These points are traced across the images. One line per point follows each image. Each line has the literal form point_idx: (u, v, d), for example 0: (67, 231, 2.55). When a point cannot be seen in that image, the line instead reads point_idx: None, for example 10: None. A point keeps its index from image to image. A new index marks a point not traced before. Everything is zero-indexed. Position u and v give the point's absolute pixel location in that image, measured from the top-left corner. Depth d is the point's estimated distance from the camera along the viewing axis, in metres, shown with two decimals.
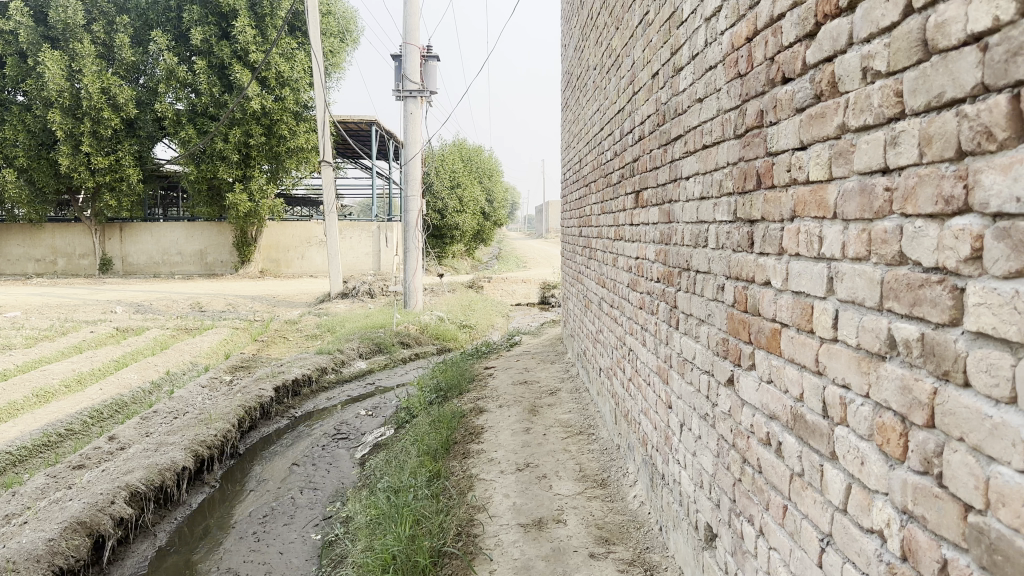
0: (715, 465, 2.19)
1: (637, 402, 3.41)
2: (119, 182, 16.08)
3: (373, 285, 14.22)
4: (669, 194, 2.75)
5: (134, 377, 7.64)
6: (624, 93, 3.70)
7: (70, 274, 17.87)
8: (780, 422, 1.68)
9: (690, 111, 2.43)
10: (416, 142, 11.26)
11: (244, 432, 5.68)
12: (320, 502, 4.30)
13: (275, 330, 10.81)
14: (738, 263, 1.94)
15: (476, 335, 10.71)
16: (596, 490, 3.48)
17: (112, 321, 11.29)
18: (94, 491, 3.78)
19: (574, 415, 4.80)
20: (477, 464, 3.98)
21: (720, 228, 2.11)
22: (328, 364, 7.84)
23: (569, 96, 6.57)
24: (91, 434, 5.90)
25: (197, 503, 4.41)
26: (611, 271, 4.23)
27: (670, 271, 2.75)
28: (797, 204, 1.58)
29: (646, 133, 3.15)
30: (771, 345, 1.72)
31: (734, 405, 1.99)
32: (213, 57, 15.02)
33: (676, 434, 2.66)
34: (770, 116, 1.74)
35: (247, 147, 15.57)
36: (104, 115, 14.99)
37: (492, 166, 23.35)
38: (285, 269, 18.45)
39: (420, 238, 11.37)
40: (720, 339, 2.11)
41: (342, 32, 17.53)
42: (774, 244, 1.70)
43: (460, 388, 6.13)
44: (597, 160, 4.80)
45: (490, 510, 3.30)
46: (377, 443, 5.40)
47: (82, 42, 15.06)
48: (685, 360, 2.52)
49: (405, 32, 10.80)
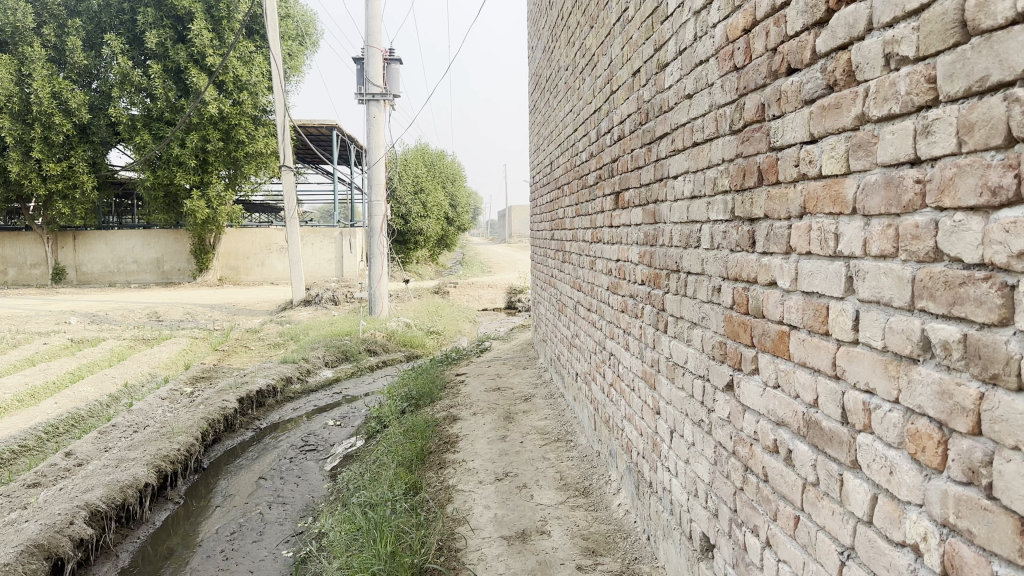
0: (711, 474, 2.11)
1: (619, 408, 3.33)
2: (72, 189, 15.62)
3: (337, 292, 13.98)
4: (655, 193, 2.67)
5: (90, 390, 7.37)
6: (601, 92, 3.63)
7: (20, 284, 17.29)
8: (790, 429, 1.61)
9: (678, 108, 2.35)
10: (380, 146, 11.11)
11: (208, 445, 5.49)
12: (290, 518, 4.15)
13: (235, 339, 10.55)
14: (737, 265, 1.87)
15: (444, 341, 10.57)
16: (579, 499, 3.38)
17: (66, 332, 10.91)
18: (51, 512, 3.57)
19: (551, 421, 4.71)
20: (454, 475, 3.87)
21: (715, 227, 2.04)
22: (293, 374, 7.65)
23: (538, 98, 6.51)
24: (47, 450, 5.65)
25: (161, 521, 4.22)
26: (588, 274, 4.16)
27: (656, 273, 2.67)
28: (807, 200, 1.50)
29: (627, 133, 3.08)
30: (778, 347, 1.65)
31: (734, 412, 1.92)
32: (168, 61, 14.66)
33: (665, 440, 2.58)
34: (773, 109, 1.66)
35: (204, 152, 15.22)
36: (55, 121, 14.54)
37: (455, 170, 23.22)
38: (244, 277, 18.09)
39: (385, 243, 11.20)
40: (716, 342, 2.03)
41: (301, 35, 17.27)
42: (779, 243, 1.63)
43: (431, 395, 6.01)
44: (570, 162, 4.73)
45: (470, 523, 3.19)
46: (347, 454, 5.24)
47: (31, 45, 14.60)
48: (675, 364, 2.44)
49: (367, 35, 10.66)
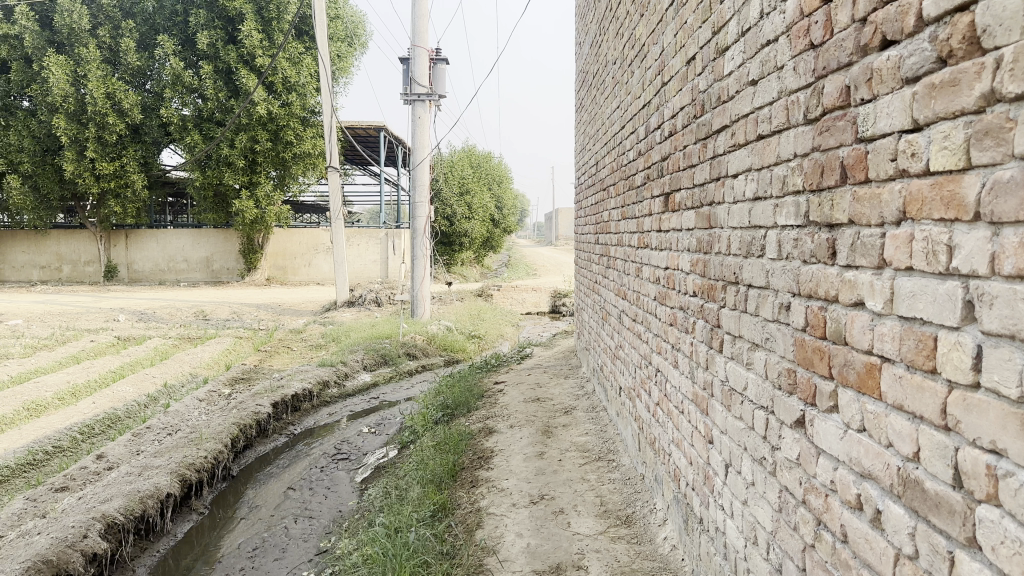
0: (774, 522, 1.81)
1: (667, 431, 3.03)
2: (124, 188, 15.79)
3: (380, 293, 13.85)
4: (710, 195, 2.37)
5: (130, 390, 7.30)
6: (651, 85, 3.34)
7: (74, 281, 17.61)
8: (879, 485, 1.31)
9: (740, 97, 2.06)
10: (424, 147, 10.92)
11: (239, 452, 5.34)
12: (315, 535, 3.95)
13: (279, 339, 10.47)
14: (813, 278, 1.57)
15: (485, 346, 10.33)
16: (620, 529, 3.08)
17: (113, 329, 10.96)
18: (65, 524, 3.39)
19: (592, 437, 4.42)
20: (486, 495, 3.61)
21: (783, 234, 1.74)
22: (330, 377, 7.47)
23: (584, 95, 6.22)
24: (81, 451, 5.56)
25: (183, 533, 4.03)
26: (634, 282, 3.86)
27: (710, 285, 2.38)
28: (909, 202, 1.21)
29: (679, 128, 2.79)
30: (865, 384, 1.35)
31: (805, 454, 1.62)
32: (219, 62, 14.76)
33: (719, 475, 2.28)
34: (861, 92, 1.37)
35: (253, 153, 15.31)
36: (109, 120, 14.72)
37: (501, 172, 22.99)
38: (291, 277, 18.15)
39: (428, 245, 10.96)
40: (784, 371, 1.73)
41: (349, 36, 17.24)
42: (870, 255, 1.33)
43: (467, 406, 5.74)
44: (617, 162, 4.44)
45: (500, 554, 2.93)
46: (379, 465, 5.03)
47: (87, 46, 14.81)
48: (732, 390, 2.13)
49: (413, 34, 10.48)
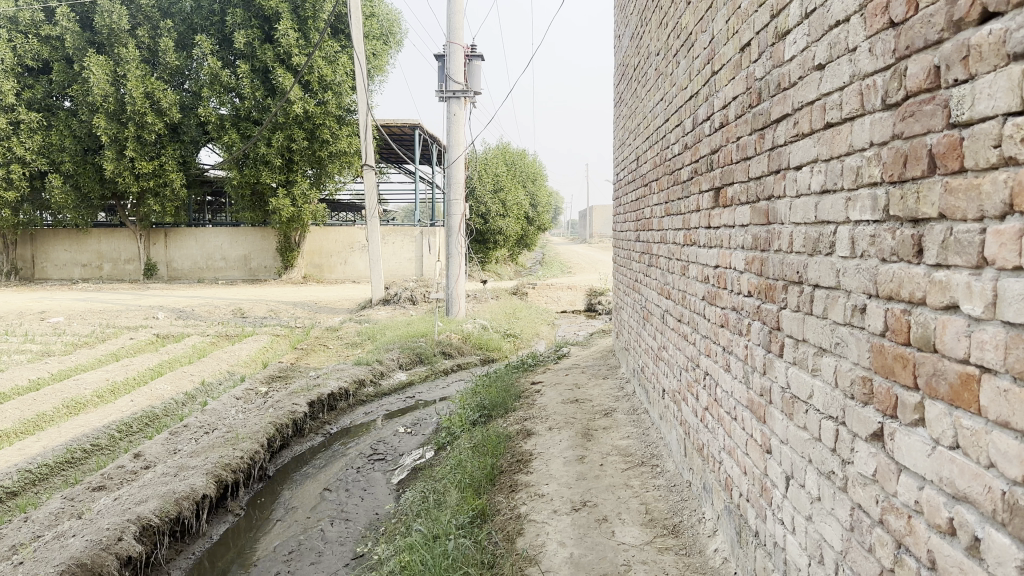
0: (845, 541, 1.68)
1: (716, 438, 2.89)
2: (163, 187, 15.93)
3: (416, 291, 13.81)
4: (768, 188, 2.24)
5: (167, 387, 7.33)
6: (699, 76, 3.21)
7: (115, 279, 17.89)
8: (978, 509, 1.17)
9: (804, 83, 1.92)
10: (459, 145, 10.83)
11: (276, 452, 5.30)
12: (351, 538, 3.88)
13: (314, 337, 10.48)
14: (894, 278, 1.43)
15: (521, 345, 10.22)
16: (668, 539, 2.96)
17: (152, 327, 11.07)
18: (100, 527, 3.35)
19: (634, 441, 4.29)
20: (525, 501, 3.51)
21: (858, 230, 1.61)
22: (366, 376, 7.42)
23: (623, 89, 6.09)
24: (118, 449, 5.58)
25: (219, 535, 4.00)
26: (679, 281, 3.73)
27: (767, 285, 2.25)
28: (1016, 194, 1.07)
29: (731, 120, 2.66)
30: (957, 396, 1.22)
31: (883, 470, 1.48)
32: (256, 61, 14.87)
33: (779, 487, 2.14)
34: (954, 71, 1.23)
35: (290, 151, 15.41)
36: (148, 120, 14.89)
37: (536, 170, 22.88)
38: (328, 275, 18.23)
39: (463, 243, 10.87)
40: (858, 379, 1.59)
41: (384, 34, 17.26)
42: (967, 253, 1.19)
43: (505, 406, 5.63)
44: (660, 156, 4.31)
45: (543, 564, 2.83)
46: (415, 466, 4.96)
47: (127, 47, 15.01)
48: (795, 398, 2.00)
49: (449, 31, 10.42)
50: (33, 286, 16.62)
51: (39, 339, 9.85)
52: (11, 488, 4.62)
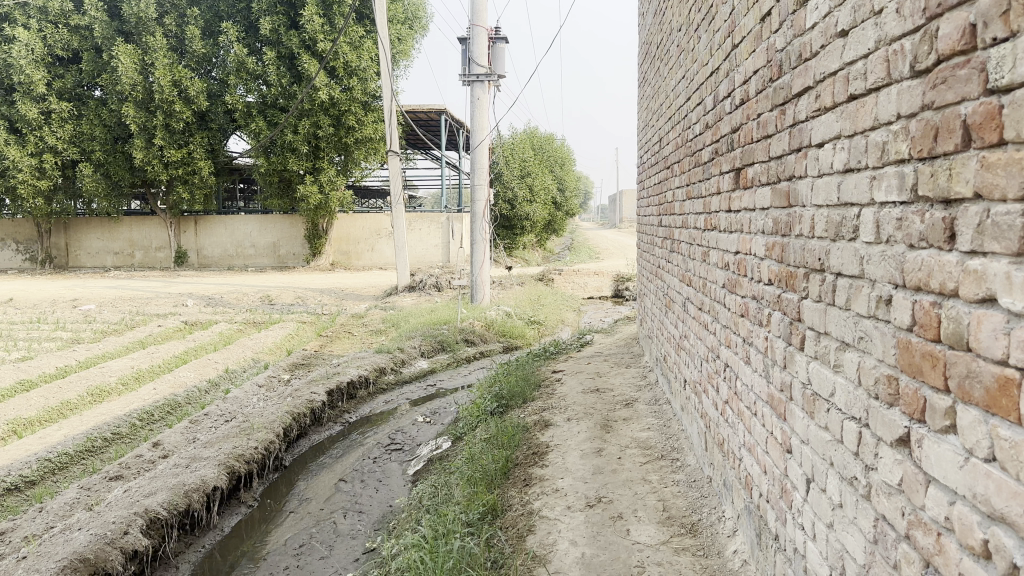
0: (868, 555, 1.53)
1: (737, 434, 2.74)
2: (192, 174, 15.98)
3: (441, 278, 13.71)
4: (789, 168, 2.08)
5: (191, 375, 7.33)
6: (720, 49, 3.04)
7: (147, 267, 18.09)
8: (1015, 532, 1.02)
9: (826, 53, 1.76)
10: (483, 129, 10.66)
11: (293, 441, 5.25)
12: (363, 532, 3.81)
13: (340, 324, 10.45)
14: (923, 266, 1.27)
15: (545, 332, 10.09)
16: (685, 539, 2.81)
17: (180, 314, 11.11)
18: (106, 520, 3.30)
19: (654, 433, 4.15)
20: (539, 496, 3.39)
21: (884, 213, 1.44)
22: (387, 364, 7.35)
23: (647, 68, 5.90)
24: (138, 438, 5.56)
25: (230, 528, 3.95)
26: (700, 267, 3.57)
27: (787, 273, 2.09)
28: None
29: (753, 95, 2.49)
30: (996, 400, 1.06)
31: (910, 480, 1.33)
32: (282, 48, 14.82)
33: (799, 490, 2.00)
34: (993, 28, 1.07)
35: (316, 138, 15.38)
36: (175, 108, 14.95)
37: (564, 154, 22.64)
38: (355, 262, 18.23)
39: (488, 229, 10.72)
40: (885, 379, 1.43)
41: (409, 18, 17.10)
42: (1006, 239, 1.04)
43: (524, 396, 5.51)
44: (682, 137, 4.13)
45: (552, 565, 2.72)
46: (432, 458, 4.87)
47: (154, 35, 15.04)
48: (816, 396, 1.84)
49: (472, 14, 10.24)
50: (67, 274, 16.87)
51: (70, 327, 9.94)
52: (30, 477, 4.62)
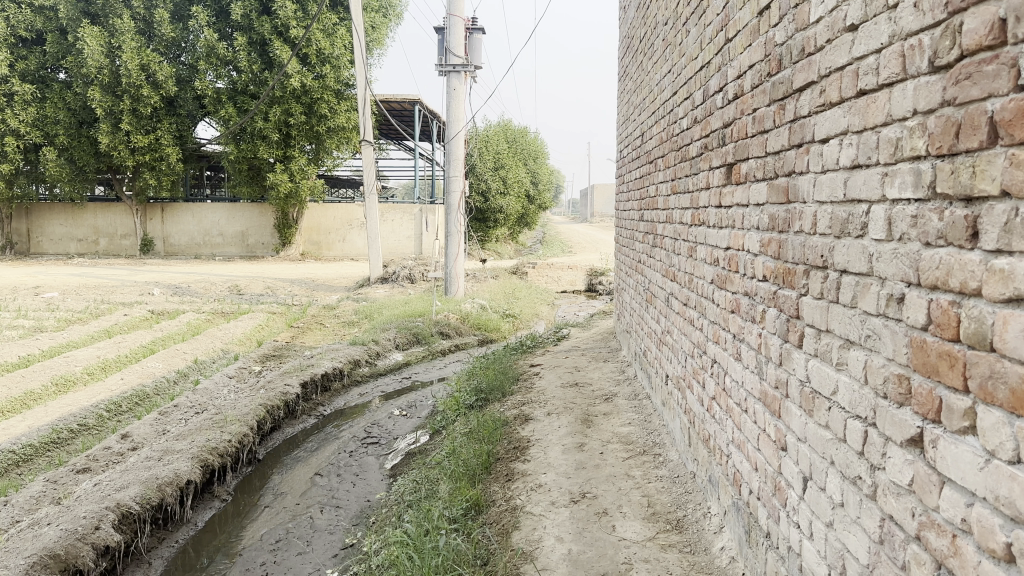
0: (872, 554, 1.52)
1: (724, 430, 2.73)
2: (159, 161, 15.66)
3: (414, 270, 13.61)
4: (789, 164, 2.06)
5: (159, 365, 7.17)
6: (711, 43, 3.02)
7: (111, 255, 17.71)
8: None
9: (834, 47, 1.73)
10: (459, 121, 10.57)
11: (266, 435, 5.15)
12: (341, 526, 3.75)
13: (311, 315, 10.31)
14: (941, 265, 1.26)
15: (520, 325, 10.05)
16: (671, 535, 2.80)
17: (147, 303, 10.88)
18: (76, 515, 3.20)
19: (635, 428, 4.13)
20: (523, 491, 3.36)
21: (898, 209, 1.42)
22: (361, 356, 7.26)
23: (628, 62, 5.87)
24: (105, 430, 5.42)
25: (204, 522, 3.86)
26: (685, 263, 3.56)
27: (784, 269, 2.07)
28: None
29: (748, 90, 2.47)
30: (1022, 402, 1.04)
31: (922, 480, 1.32)
32: (253, 33, 14.56)
33: (795, 488, 1.98)
34: None
35: (287, 126, 15.15)
36: (143, 93, 14.62)
37: (537, 147, 22.61)
38: (326, 252, 18.04)
39: (463, 220, 10.64)
40: (895, 378, 1.42)
41: (383, 6, 16.90)
42: None
43: (502, 390, 5.47)
44: (667, 131, 4.11)
45: (539, 561, 2.68)
46: (410, 451, 4.81)
47: (121, 17, 14.68)
48: (817, 394, 1.83)
49: (449, 3, 10.14)
50: (28, 261, 16.44)
51: (32, 315, 9.67)
52: None
